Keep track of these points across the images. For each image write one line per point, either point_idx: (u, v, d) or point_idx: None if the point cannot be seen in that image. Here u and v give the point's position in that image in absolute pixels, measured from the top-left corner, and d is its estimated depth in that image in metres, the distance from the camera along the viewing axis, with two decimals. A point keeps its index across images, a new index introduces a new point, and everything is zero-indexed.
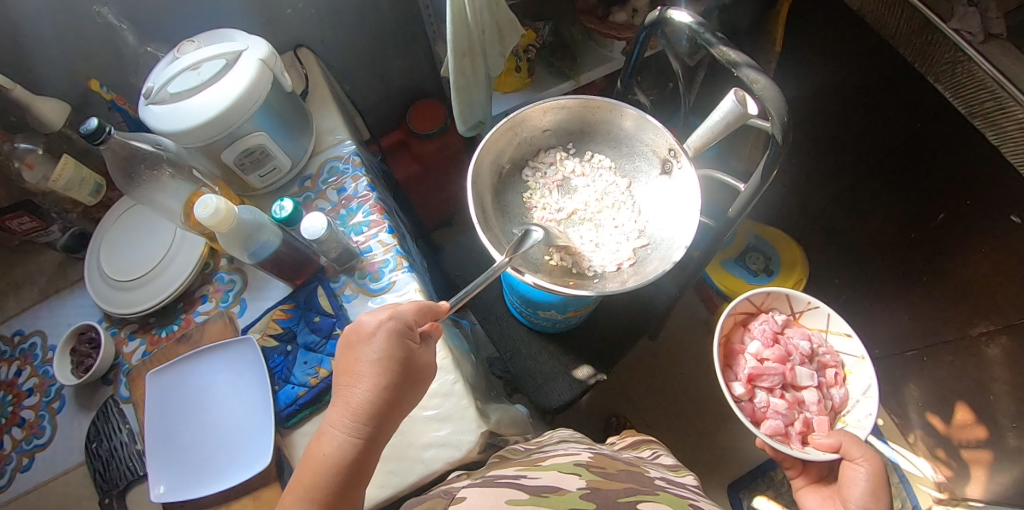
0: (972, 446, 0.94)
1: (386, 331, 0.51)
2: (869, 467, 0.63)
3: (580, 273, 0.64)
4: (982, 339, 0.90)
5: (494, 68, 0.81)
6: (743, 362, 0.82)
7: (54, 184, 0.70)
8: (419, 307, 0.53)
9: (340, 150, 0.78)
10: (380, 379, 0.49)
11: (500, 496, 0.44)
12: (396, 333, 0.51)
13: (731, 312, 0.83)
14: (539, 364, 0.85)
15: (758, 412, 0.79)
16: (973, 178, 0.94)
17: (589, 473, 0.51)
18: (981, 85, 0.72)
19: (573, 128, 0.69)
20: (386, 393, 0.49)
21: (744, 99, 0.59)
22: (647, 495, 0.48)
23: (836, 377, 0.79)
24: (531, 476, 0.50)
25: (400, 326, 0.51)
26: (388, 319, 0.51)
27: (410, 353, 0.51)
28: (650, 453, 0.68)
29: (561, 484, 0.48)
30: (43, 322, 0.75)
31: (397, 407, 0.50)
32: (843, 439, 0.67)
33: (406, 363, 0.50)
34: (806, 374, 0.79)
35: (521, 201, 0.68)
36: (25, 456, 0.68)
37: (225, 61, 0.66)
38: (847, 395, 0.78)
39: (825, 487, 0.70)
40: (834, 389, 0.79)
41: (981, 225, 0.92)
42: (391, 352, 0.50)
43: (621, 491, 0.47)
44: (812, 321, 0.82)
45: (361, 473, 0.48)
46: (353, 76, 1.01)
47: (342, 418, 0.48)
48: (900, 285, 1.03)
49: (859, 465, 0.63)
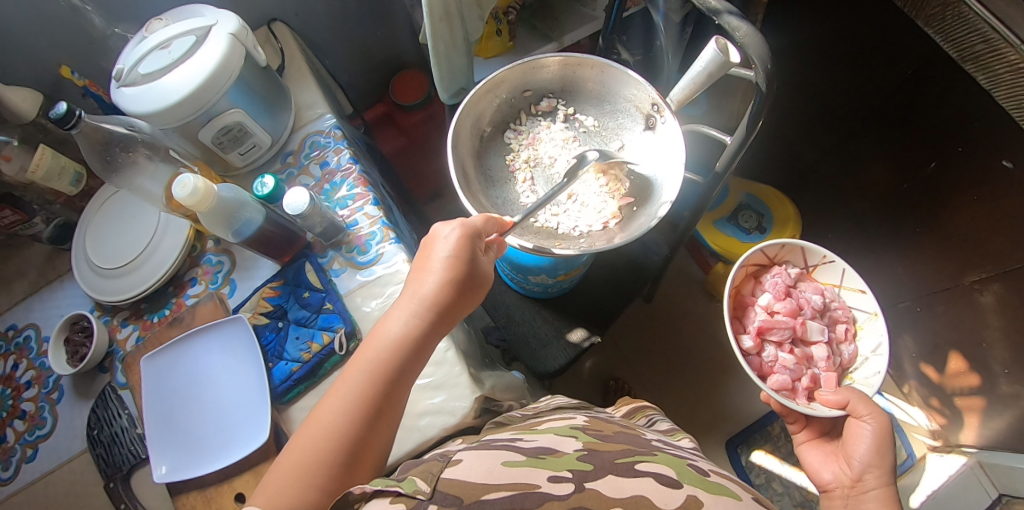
0: (965, 393, 0.94)
1: (457, 235, 0.53)
2: (875, 425, 0.61)
3: (566, 234, 0.64)
4: (975, 287, 0.86)
5: (473, 31, 0.78)
6: (753, 315, 0.83)
7: (34, 175, 0.69)
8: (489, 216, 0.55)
9: (320, 124, 0.77)
10: (449, 277, 0.52)
11: (496, 458, 0.44)
12: (467, 238, 0.53)
13: (744, 265, 0.82)
14: (533, 329, 0.85)
15: (765, 367, 0.80)
16: (960, 121, 0.79)
17: (585, 435, 0.52)
18: (972, 27, 0.66)
19: (553, 87, 0.68)
20: (452, 292, 0.52)
21: (725, 47, 0.56)
22: (644, 456, 0.48)
23: (850, 331, 0.77)
24: (526, 438, 0.50)
25: (470, 231, 0.54)
26: (461, 225, 0.54)
27: (476, 259, 0.54)
28: (646, 419, 0.68)
29: (558, 446, 0.48)
30: (35, 315, 0.75)
31: (458, 308, 0.53)
32: (850, 394, 0.65)
33: (472, 268, 0.53)
34: (816, 328, 0.78)
35: (504, 164, 0.67)
36: (29, 446, 0.68)
37: (195, 37, 0.64)
38: (857, 350, 0.77)
39: (828, 442, 0.68)
40: (847, 343, 0.77)
41: (982, 171, 0.79)
42: (462, 254, 0.53)
43: (618, 452, 0.47)
44: (826, 275, 0.80)
45: (418, 357, 0.51)
46: (330, 50, 0.99)
47: (408, 302, 0.52)
48: (895, 234, 0.98)
49: (866, 422, 0.62)
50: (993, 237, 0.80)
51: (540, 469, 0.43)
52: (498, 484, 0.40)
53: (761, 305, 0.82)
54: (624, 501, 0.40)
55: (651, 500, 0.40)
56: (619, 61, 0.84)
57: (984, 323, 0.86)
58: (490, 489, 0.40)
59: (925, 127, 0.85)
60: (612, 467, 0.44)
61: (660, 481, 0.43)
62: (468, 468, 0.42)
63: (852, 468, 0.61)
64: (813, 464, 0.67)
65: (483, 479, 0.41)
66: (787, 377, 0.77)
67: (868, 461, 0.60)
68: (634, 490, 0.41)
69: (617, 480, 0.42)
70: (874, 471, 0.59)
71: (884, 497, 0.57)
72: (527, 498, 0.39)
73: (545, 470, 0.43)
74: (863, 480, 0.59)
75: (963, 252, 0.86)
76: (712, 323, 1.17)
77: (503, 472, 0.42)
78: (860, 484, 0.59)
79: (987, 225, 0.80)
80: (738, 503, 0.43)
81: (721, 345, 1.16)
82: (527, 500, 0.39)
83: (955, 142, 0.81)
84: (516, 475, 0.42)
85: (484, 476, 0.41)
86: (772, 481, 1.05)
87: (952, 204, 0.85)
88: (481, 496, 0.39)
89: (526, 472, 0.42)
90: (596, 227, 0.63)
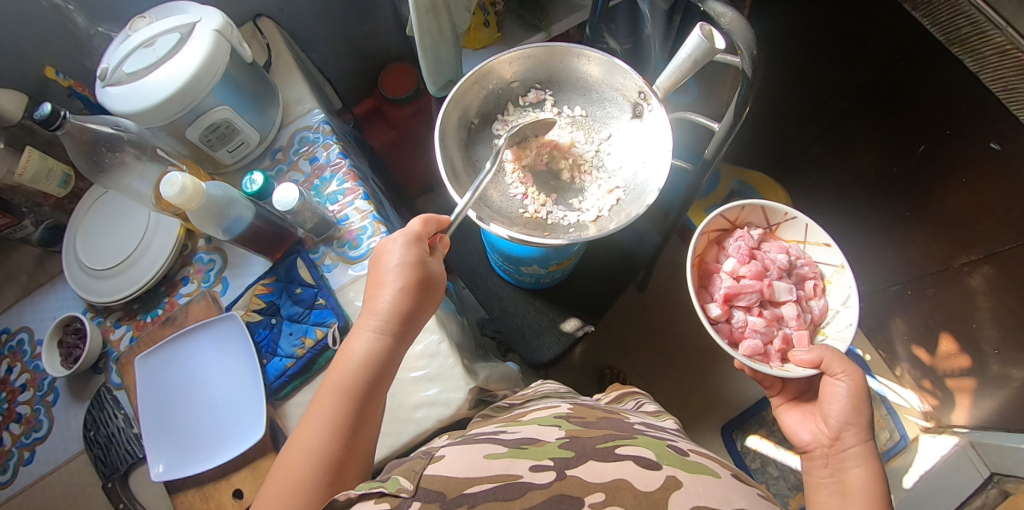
0: (956, 374, 0.95)
1: (402, 242, 0.55)
2: (850, 382, 0.58)
3: (556, 225, 0.64)
4: (965, 270, 0.86)
5: (460, 23, 0.78)
6: (718, 282, 0.75)
7: (21, 178, 0.69)
8: (426, 218, 0.57)
9: (309, 119, 0.77)
10: (402, 284, 0.54)
11: (478, 451, 0.46)
12: (412, 243, 0.56)
13: (706, 230, 0.75)
14: (526, 319, 0.86)
15: (736, 333, 0.73)
16: (952, 105, 0.79)
17: (569, 423, 0.52)
18: (957, 10, 0.66)
19: (540, 77, 0.68)
20: (408, 298, 0.54)
21: (710, 34, 0.56)
22: (626, 440, 0.48)
23: (815, 287, 0.71)
24: (510, 430, 0.51)
25: (414, 235, 0.56)
26: (402, 231, 0.56)
27: (423, 263, 0.55)
28: (633, 403, 0.69)
29: (540, 435, 0.49)
30: (28, 318, 0.74)
31: (419, 312, 0.55)
32: (823, 351, 0.61)
33: (425, 272, 0.55)
34: (784, 288, 0.71)
35: (491, 156, 0.67)
36: (26, 449, 0.68)
37: (179, 34, 0.64)
38: (827, 305, 0.71)
39: (805, 403, 0.66)
40: (813, 299, 0.71)
41: (974, 155, 0.78)
42: (409, 259, 0.55)
43: (599, 437, 0.48)
44: (790, 232, 0.74)
45: (388, 368, 0.53)
46: (318, 44, 0.98)
47: (368, 321, 0.54)
48: (883, 220, 0.98)
49: (841, 380, 0.58)
50: (981, 217, 0.80)
51: (522, 459, 0.44)
52: (480, 477, 0.41)
53: (725, 270, 0.75)
54: (605, 485, 0.40)
55: (632, 483, 0.41)
56: (607, 50, 0.84)
57: (974, 305, 0.86)
58: (472, 482, 0.41)
59: (914, 110, 0.85)
60: (593, 453, 0.45)
61: (640, 463, 0.43)
62: (451, 464, 0.43)
63: (828, 426, 0.59)
64: (791, 423, 0.65)
65: (464, 473, 0.42)
66: (757, 341, 0.70)
67: (846, 419, 0.58)
68: (615, 474, 0.42)
69: (598, 465, 0.43)
70: (853, 429, 0.57)
71: (864, 455, 0.56)
72: (509, 489, 0.40)
73: (526, 460, 0.44)
74: (840, 438, 0.57)
75: (950, 234, 0.86)
76: None
77: (485, 464, 0.43)
78: (838, 443, 0.58)
79: (974, 205, 0.81)
80: (719, 481, 0.44)
81: None
82: (509, 491, 0.40)
83: (943, 125, 0.81)
84: (499, 466, 0.43)
85: (466, 470, 0.42)
86: (767, 465, 1.06)
87: (943, 187, 0.85)
88: (464, 491, 0.40)
89: (507, 464, 0.43)
90: (586, 218, 0.64)
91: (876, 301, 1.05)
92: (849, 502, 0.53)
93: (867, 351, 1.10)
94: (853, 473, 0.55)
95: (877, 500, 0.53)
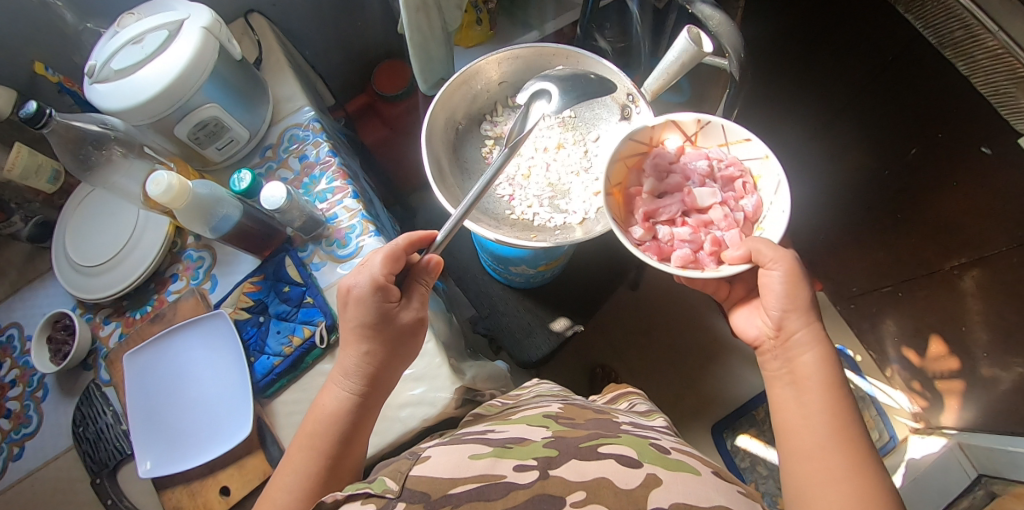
0: (946, 376, 0.95)
1: (354, 301, 0.53)
2: (783, 270, 0.51)
3: (543, 226, 0.64)
4: (955, 273, 0.85)
5: (451, 21, 0.77)
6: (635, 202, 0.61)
7: (10, 173, 0.69)
8: (384, 259, 0.53)
9: (300, 117, 0.77)
10: (366, 342, 0.53)
11: (464, 452, 0.46)
12: (366, 299, 0.52)
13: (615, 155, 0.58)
14: (518, 318, 0.86)
15: (665, 248, 0.57)
16: (944, 109, 0.78)
17: (556, 423, 0.52)
18: (950, 13, 0.65)
19: (531, 77, 0.67)
20: (378, 349, 0.53)
21: (698, 37, 0.56)
22: (609, 439, 0.48)
23: (740, 183, 0.58)
24: (498, 429, 0.52)
25: (368, 292, 0.52)
26: (353, 288, 0.52)
27: (386, 316, 0.53)
28: (627, 404, 0.69)
29: (527, 435, 0.49)
30: (18, 314, 0.75)
31: (395, 356, 0.54)
32: (748, 242, 0.53)
33: (386, 321, 0.53)
34: (707, 193, 0.58)
35: (480, 157, 0.68)
36: (16, 445, 0.69)
37: (167, 31, 0.64)
38: (761, 200, 0.57)
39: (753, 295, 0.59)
40: (740, 196, 0.58)
41: (964, 158, 0.78)
42: (365, 320, 0.52)
43: (584, 436, 0.48)
44: (708, 138, 0.60)
45: (371, 407, 0.54)
46: (310, 40, 0.98)
47: (339, 375, 0.54)
48: (874, 222, 0.98)
49: (774, 269, 0.51)
50: (971, 221, 0.80)
51: (506, 459, 0.44)
52: (464, 478, 0.42)
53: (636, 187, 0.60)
54: (586, 484, 0.40)
55: (612, 481, 0.40)
56: (599, 50, 0.83)
57: (964, 308, 0.86)
58: (457, 482, 0.41)
59: (906, 113, 0.85)
60: (575, 452, 0.45)
61: (620, 461, 0.43)
62: (436, 465, 0.44)
63: (769, 318, 0.53)
64: (738, 317, 0.59)
65: (449, 474, 0.42)
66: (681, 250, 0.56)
67: (784, 307, 0.52)
68: (596, 473, 0.42)
69: (579, 464, 0.43)
70: (796, 313, 0.52)
71: (813, 337, 0.52)
72: (493, 489, 0.40)
73: (511, 460, 0.44)
74: (784, 327, 0.53)
75: (941, 238, 0.86)
76: (700, 310, 1.18)
77: (470, 465, 0.43)
78: (785, 330, 0.53)
79: (965, 208, 0.80)
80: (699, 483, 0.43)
81: (708, 331, 1.16)
82: (492, 491, 0.40)
83: (935, 129, 0.81)
84: (482, 467, 0.43)
85: (451, 470, 0.43)
86: (757, 464, 1.06)
87: (934, 189, 0.84)
88: (448, 491, 0.40)
89: (491, 464, 0.43)
90: (573, 220, 0.64)
91: (868, 302, 1.05)
92: (804, 393, 0.51)
93: (858, 352, 1.11)
94: (805, 357, 0.52)
95: (831, 383, 0.51)
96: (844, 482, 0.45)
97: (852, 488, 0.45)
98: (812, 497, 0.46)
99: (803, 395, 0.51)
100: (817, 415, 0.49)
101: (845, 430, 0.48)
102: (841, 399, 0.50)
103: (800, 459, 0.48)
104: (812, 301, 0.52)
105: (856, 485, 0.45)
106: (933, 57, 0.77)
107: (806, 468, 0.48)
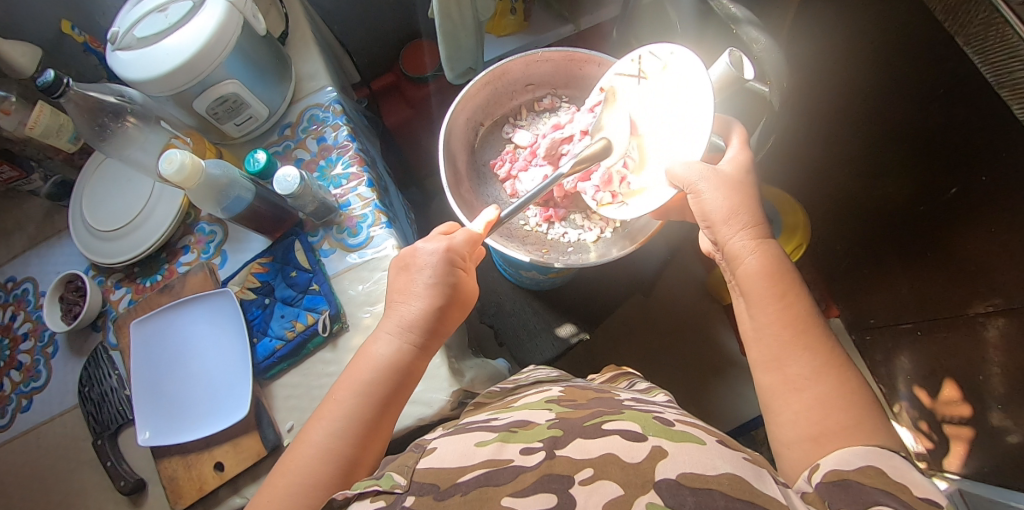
0: (956, 421, 0.93)
1: (441, 259, 0.54)
2: (706, 187, 0.53)
3: (556, 241, 0.70)
4: (981, 319, 0.82)
5: (484, 11, 0.74)
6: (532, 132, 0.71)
7: (31, 131, 0.69)
8: (471, 239, 0.56)
9: (321, 97, 0.76)
10: (429, 300, 0.53)
11: (469, 440, 0.45)
12: (449, 261, 0.54)
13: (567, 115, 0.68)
14: (525, 321, 1.01)
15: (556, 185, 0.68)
16: (981, 147, 0.75)
17: (560, 406, 0.50)
18: (1014, 52, 0.60)
19: (560, 81, 0.71)
20: (430, 310, 0.53)
21: (739, 60, 0.60)
22: (610, 415, 0.46)
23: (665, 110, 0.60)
24: (502, 416, 0.50)
25: (453, 254, 0.54)
26: (445, 249, 0.54)
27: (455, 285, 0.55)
28: (626, 382, 0.63)
29: (531, 419, 0.48)
30: (33, 269, 0.76)
31: (447, 322, 0.55)
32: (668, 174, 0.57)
33: (455, 290, 0.54)
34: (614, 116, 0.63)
35: (496, 158, 0.71)
36: (25, 397, 0.71)
37: (192, 3, 0.62)
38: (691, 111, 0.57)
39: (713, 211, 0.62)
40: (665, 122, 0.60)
41: (994, 203, 0.76)
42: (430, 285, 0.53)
43: (587, 415, 0.46)
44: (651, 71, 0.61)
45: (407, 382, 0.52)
46: (341, 15, 0.96)
47: (390, 325, 0.53)
48: (903, 256, 0.94)
49: (701, 189, 0.53)
50: (1000, 267, 0.77)
51: (510, 444, 0.43)
52: (471, 465, 0.41)
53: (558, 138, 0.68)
54: (593, 460, 0.39)
55: (618, 456, 0.39)
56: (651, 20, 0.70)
57: (985, 357, 0.83)
58: (464, 471, 0.41)
59: (946, 148, 0.81)
60: (580, 431, 0.43)
61: (625, 436, 0.41)
62: (442, 456, 0.43)
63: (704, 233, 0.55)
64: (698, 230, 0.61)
65: (456, 464, 0.42)
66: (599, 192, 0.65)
67: (712, 222, 0.53)
68: (602, 449, 0.40)
69: (584, 442, 0.41)
70: (721, 226, 0.53)
71: (749, 243, 0.51)
72: (501, 475, 0.40)
73: (516, 444, 0.43)
74: (719, 240, 0.54)
75: (969, 280, 0.82)
76: (709, 323, 1.16)
77: (475, 452, 0.43)
78: (720, 243, 0.54)
79: (998, 255, 0.77)
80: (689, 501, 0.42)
81: (715, 345, 1.15)
82: (500, 476, 0.40)
83: (980, 171, 0.77)
84: (487, 453, 0.42)
85: (458, 460, 0.42)
86: None
87: (968, 232, 0.81)
88: (456, 480, 0.40)
89: (496, 450, 0.43)
90: (587, 238, 0.69)
91: (885, 334, 1.04)
92: (754, 304, 0.51)
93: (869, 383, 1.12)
94: (746, 265, 0.51)
95: (774, 293, 0.49)
96: (808, 387, 0.46)
97: (816, 391, 0.45)
98: (779, 440, 0.47)
99: (752, 310, 0.51)
100: (766, 328, 0.49)
101: (798, 336, 0.48)
102: (790, 304, 0.49)
103: (763, 371, 0.49)
104: (737, 206, 0.52)
105: (820, 388, 0.45)
106: (966, 102, 0.75)
107: (769, 381, 0.48)
